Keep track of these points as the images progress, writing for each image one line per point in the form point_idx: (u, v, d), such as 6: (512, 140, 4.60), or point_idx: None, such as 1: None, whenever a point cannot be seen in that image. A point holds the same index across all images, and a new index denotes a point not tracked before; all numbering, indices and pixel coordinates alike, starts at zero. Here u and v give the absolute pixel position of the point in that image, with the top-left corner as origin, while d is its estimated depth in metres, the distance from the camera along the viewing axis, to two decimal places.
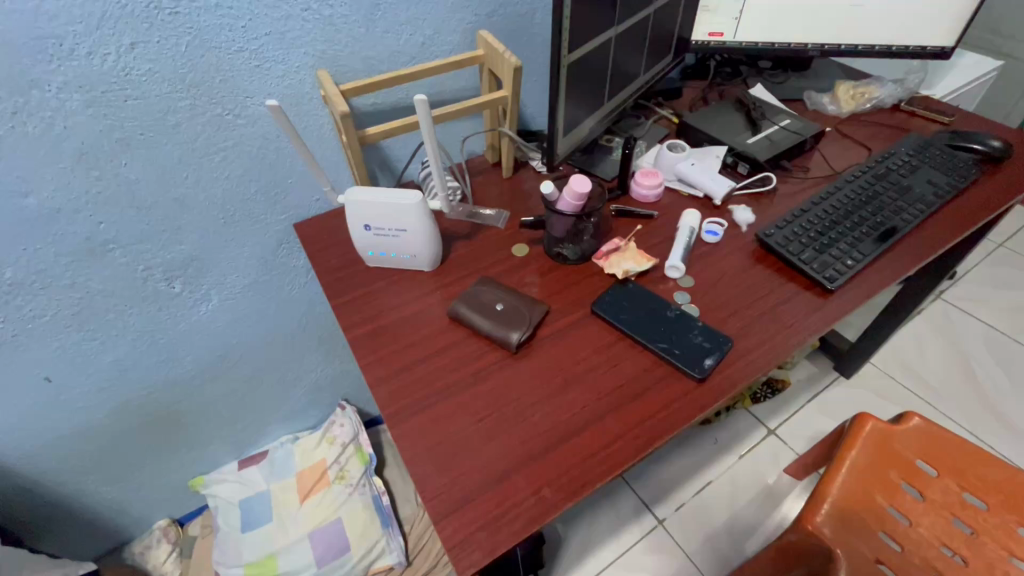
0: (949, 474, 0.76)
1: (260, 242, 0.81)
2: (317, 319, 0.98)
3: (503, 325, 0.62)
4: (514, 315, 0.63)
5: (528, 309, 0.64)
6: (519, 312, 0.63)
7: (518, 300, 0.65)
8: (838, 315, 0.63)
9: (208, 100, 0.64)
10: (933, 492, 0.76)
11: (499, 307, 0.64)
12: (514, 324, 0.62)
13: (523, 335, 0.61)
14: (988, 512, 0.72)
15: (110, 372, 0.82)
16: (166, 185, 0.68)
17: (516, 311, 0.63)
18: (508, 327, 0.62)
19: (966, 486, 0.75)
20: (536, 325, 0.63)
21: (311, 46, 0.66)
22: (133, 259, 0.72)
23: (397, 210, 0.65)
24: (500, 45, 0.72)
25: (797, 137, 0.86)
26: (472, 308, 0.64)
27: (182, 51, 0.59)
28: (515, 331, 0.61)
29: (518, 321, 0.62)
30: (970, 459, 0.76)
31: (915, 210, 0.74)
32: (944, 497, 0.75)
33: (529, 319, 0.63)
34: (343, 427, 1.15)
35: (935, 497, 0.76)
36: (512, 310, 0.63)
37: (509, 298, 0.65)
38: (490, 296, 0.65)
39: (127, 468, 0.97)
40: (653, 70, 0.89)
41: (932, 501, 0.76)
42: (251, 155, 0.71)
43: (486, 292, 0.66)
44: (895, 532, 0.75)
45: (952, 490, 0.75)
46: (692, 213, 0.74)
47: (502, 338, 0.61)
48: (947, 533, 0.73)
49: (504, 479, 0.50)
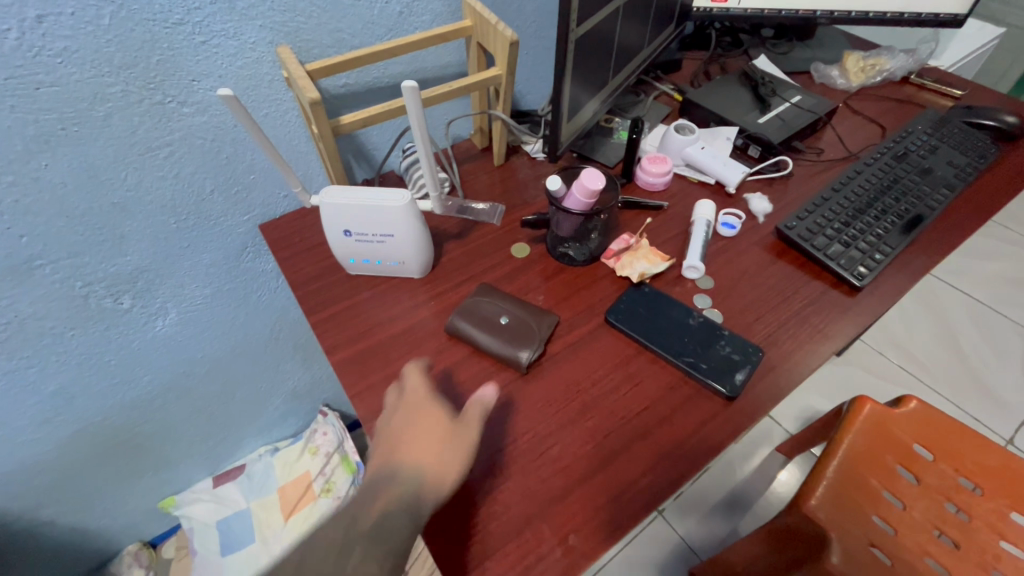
0: (946, 459, 0.75)
1: (220, 247, 0.71)
2: (291, 324, 0.89)
3: (512, 344, 0.55)
4: (523, 329, 0.56)
5: (537, 321, 0.57)
6: (529, 325, 0.57)
7: (525, 312, 0.58)
8: (869, 316, 0.59)
9: (144, 85, 0.53)
10: (929, 477, 0.75)
11: (504, 320, 0.57)
12: (525, 341, 0.55)
13: (533, 354, 0.54)
14: (983, 498, 0.71)
15: (54, 401, 0.72)
16: (101, 188, 0.57)
17: (525, 324, 0.57)
18: (517, 345, 0.55)
19: (962, 470, 0.73)
20: (547, 339, 0.57)
21: (267, 17, 0.55)
22: (68, 275, 0.61)
23: (382, 214, 0.56)
24: (491, 15, 0.62)
25: (810, 116, 0.80)
26: (474, 320, 0.57)
27: (106, 25, 0.48)
28: (526, 349, 0.55)
29: (529, 336, 0.56)
30: (966, 445, 0.74)
31: (939, 195, 0.70)
32: (939, 482, 0.74)
33: (540, 333, 0.56)
34: (326, 436, 1.07)
35: (931, 481, 0.74)
36: (520, 324, 0.57)
37: (515, 309, 0.58)
38: (494, 308, 0.58)
39: (86, 497, 0.87)
40: (655, 41, 0.81)
41: (928, 485, 0.74)
42: (203, 149, 0.61)
43: (489, 304, 0.58)
44: (889, 515, 0.74)
45: (948, 475, 0.74)
46: (707, 204, 0.68)
47: (511, 361, 0.54)
48: (941, 518, 0.72)
49: (523, 529, 0.45)
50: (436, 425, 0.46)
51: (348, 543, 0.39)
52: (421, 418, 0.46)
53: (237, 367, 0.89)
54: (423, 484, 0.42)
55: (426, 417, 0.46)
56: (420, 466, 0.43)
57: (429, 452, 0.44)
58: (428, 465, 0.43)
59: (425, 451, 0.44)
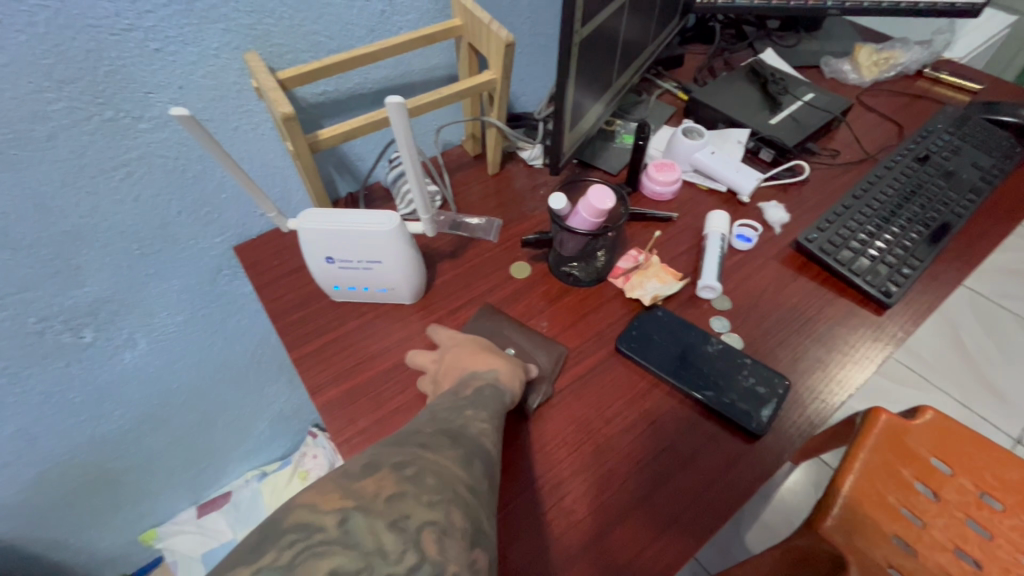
0: (964, 473, 0.73)
1: (192, 272, 0.65)
2: (274, 346, 0.83)
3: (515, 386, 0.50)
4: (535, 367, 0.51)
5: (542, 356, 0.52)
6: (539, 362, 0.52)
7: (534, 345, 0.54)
8: (899, 337, 0.55)
9: (92, 100, 0.47)
10: (948, 492, 0.73)
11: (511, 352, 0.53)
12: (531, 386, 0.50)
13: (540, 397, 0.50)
14: (1004, 513, 0.70)
15: (13, 444, 0.66)
16: (50, 216, 0.51)
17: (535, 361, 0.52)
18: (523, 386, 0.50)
19: (982, 486, 0.72)
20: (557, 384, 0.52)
21: (231, 19, 0.49)
22: (19, 311, 0.55)
23: (368, 240, 0.50)
24: (483, 13, 0.56)
25: (824, 116, 0.75)
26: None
27: (41, 33, 0.42)
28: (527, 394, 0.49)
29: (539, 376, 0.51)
30: (982, 458, 0.73)
31: (966, 201, 0.65)
32: (959, 497, 0.72)
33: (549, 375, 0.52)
34: (316, 460, 1.01)
35: (950, 496, 0.73)
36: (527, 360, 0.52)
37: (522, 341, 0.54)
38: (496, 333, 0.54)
39: (58, 537, 0.81)
40: (660, 36, 0.75)
41: (946, 501, 0.72)
42: (166, 168, 0.54)
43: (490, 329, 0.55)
44: (909, 534, 0.71)
45: (967, 490, 0.72)
46: (721, 216, 0.63)
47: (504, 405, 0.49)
48: (962, 536, 0.70)
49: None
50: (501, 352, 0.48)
51: (458, 405, 0.37)
52: (485, 347, 0.48)
53: (217, 393, 0.83)
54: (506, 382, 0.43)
55: (489, 347, 0.48)
56: (498, 369, 0.44)
57: (502, 364, 0.46)
58: (507, 369, 0.45)
59: (500, 362, 0.46)
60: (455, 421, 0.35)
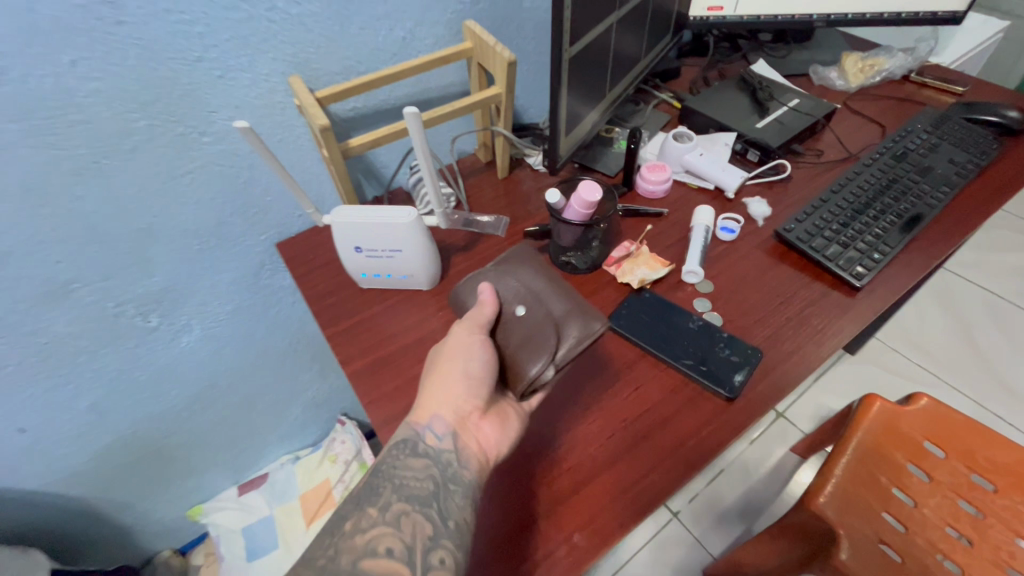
0: (956, 456, 0.81)
1: (240, 266, 0.75)
2: (308, 336, 0.93)
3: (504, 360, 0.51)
4: (535, 342, 0.50)
5: (560, 316, 0.50)
6: (536, 337, 0.50)
7: (547, 294, 0.52)
8: (869, 315, 0.60)
9: (167, 119, 0.57)
10: (940, 474, 0.80)
11: (521, 312, 0.51)
12: (523, 360, 0.49)
13: (544, 367, 0.48)
14: (995, 494, 0.77)
15: (88, 416, 0.76)
16: (128, 216, 0.61)
17: (537, 328, 0.50)
18: (530, 355, 0.49)
19: (974, 468, 0.79)
20: (558, 353, 0.49)
21: (280, 50, 0.59)
22: (101, 296, 0.66)
23: (391, 231, 0.59)
24: (490, 37, 0.65)
25: (808, 119, 0.81)
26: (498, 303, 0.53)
27: (131, 66, 0.52)
28: (519, 373, 0.49)
29: (531, 347, 0.50)
30: (974, 442, 0.81)
31: (940, 192, 0.70)
32: (951, 479, 0.79)
33: (552, 342, 0.49)
34: (344, 444, 1.09)
35: (942, 478, 0.80)
36: (519, 328, 0.51)
37: (536, 290, 0.52)
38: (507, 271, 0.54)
39: (119, 505, 0.92)
40: (652, 52, 0.83)
41: (939, 482, 0.79)
42: (222, 175, 0.64)
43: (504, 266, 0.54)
44: (900, 512, 0.77)
45: (959, 472, 0.80)
46: (706, 210, 0.69)
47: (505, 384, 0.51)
48: (955, 515, 0.77)
49: (534, 525, 0.47)
50: (446, 371, 0.50)
51: (342, 521, 0.42)
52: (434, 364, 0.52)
53: (258, 379, 0.92)
54: (449, 425, 0.48)
55: (443, 355, 0.51)
56: (434, 406, 0.49)
57: (440, 397, 0.49)
58: (445, 409, 0.49)
59: (441, 395, 0.49)
60: (327, 553, 0.40)
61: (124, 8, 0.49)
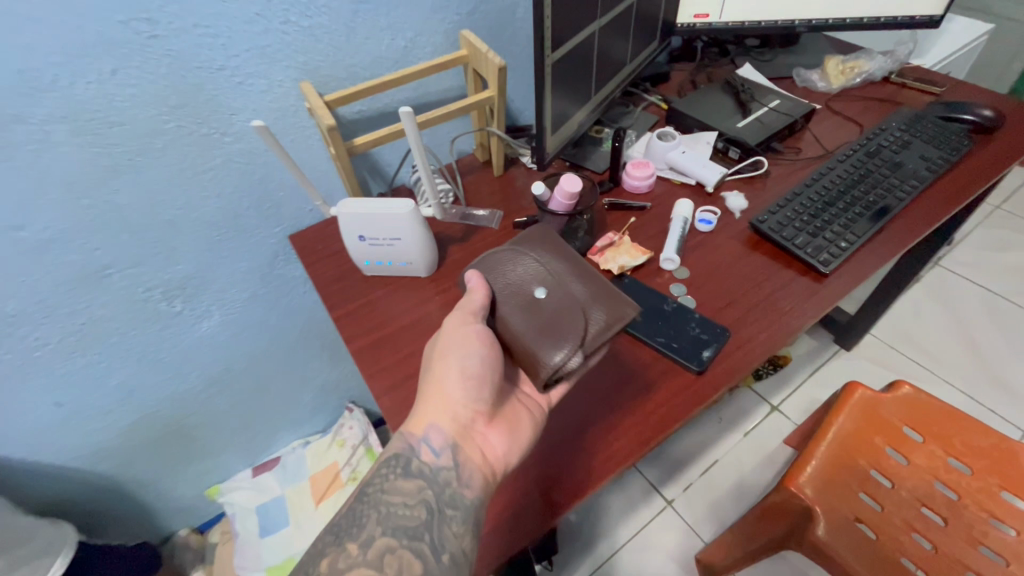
0: (934, 441, 0.83)
1: (256, 256, 0.82)
2: (318, 324, 0.99)
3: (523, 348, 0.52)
4: (564, 326, 0.52)
5: (585, 308, 0.52)
6: (563, 321, 0.52)
7: (567, 280, 0.54)
8: (833, 298, 0.65)
9: (193, 120, 0.64)
10: (917, 457, 0.83)
11: (541, 295, 0.54)
12: (548, 345, 0.51)
13: (568, 356, 0.50)
14: (971, 476, 0.80)
15: (117, 393, 0.83)
16: (158, 208, 0.68)
17: (561, 313, 0.52)
18: (554, 344, 0.51)
19: (950, 452, 0.82)
20: (587, 335, 0.51)
21: (292, 59, 0.66)
22: (132, 281, 0.73)
23: (390, 221, 0.65)
24: (483, 45, 0.71)
25: (787, 118, 0.85)
26: (514, 286, 0.55)
27: (163, 73, 0.59)
28: (543, 361, 0.50)
29: (555, 335, 0.51)
30: (953, 427, 0.84)
31: (909, 186, 0.74)
32: (928, 462, 0.82)
33: (581, 327, 0.51)
34: (352, 429, 1.15)
35: (919, 461, 0.83)
36: (544, 312, 0.53)
37: (557, 275, 0.55)
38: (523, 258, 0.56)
39: (143, 480, 0.99)
40: (639, 57, 0.88)
41: (916, 465, 0.82)
42: (241, 171, 0.71)
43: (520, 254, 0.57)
44: (876, 492, 0.81)
45: (937, 456, 0.82)
46: (685, 203, 0.74)
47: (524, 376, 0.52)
48: (930, 496, 0.80)
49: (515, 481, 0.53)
50: (443, 372, 0.53)
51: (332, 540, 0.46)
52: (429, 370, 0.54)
53: (271, 364, 0.99)
54: (446, 439, 0.51)
55: (443, 357, 0.53)
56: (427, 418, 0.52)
57: (438, 408, 0.52)
58: (443, 421, 0.52)
59: (438, 406, 0.52)
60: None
61: (158, 23, 0.56)
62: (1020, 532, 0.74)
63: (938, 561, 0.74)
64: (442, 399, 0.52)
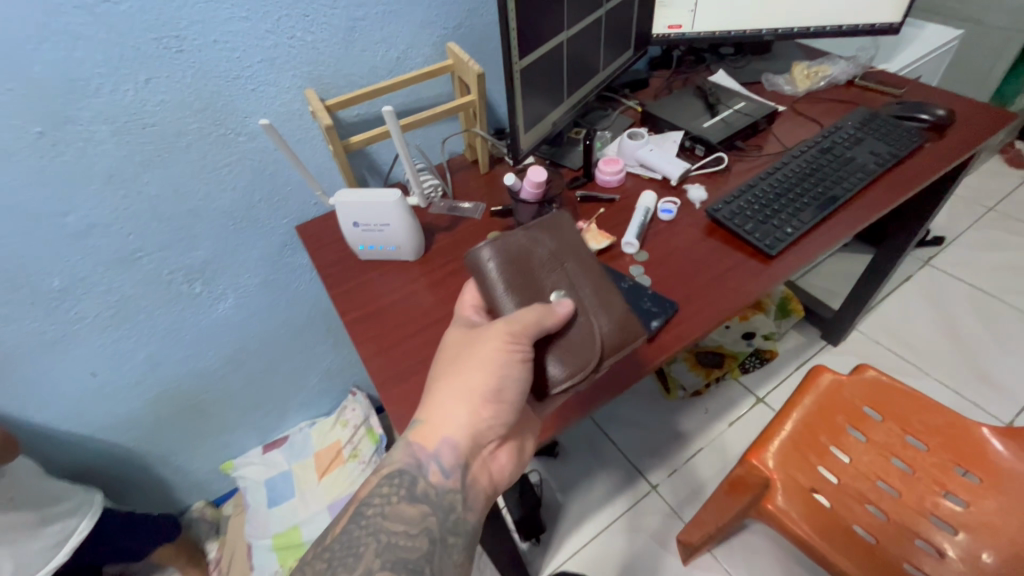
0: (892, 419, 0.88)
1: (267, 245, 0.92)
2: (323, 310, 1.09)
3: (539, 359, 0.57)
4: (579, 343, 0.57)
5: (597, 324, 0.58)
6: (579, 337, 0.58)
7: (584, 294, 0.60)
8: (778, 276, 0.71)
9: (213, 122, 0.74)
10: (876, 434, 0.88)
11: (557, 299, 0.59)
12: (560, 358, 0.57)
13: (577, 373, 0.56)
14: (925, 452, 0.85)
15: (144, 366, 0.93)
16: (182, 199, 0.79)
17: (577, 327, 0.58)
18: (568, 357, 0.57)
19: (907, 430, 0.87)
20: (602, 356, 0.58)
21: (298, 70, 0.76)
22: (159, 264, 0.83)
23: (379, 209, 0.74)
24: (465, 54, 0.81)
25: (749, 119, 0.92)
26: (530, 291, 0.60)
27: (188, 82, 0.69)
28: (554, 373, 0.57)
29: (571, 351, 0.57)
30: (911, 407, 0.88)
31: (856, 178, 0.81)
32: (885, 439, 0.87)
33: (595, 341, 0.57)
34: (355, 411, 1.24)
35: (877, 438, 0.88)
36: (563, 324, 0.58)
37: (578, 288, 0.60)
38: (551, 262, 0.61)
39: (165, 451, 1.09)
40: (612, 65, 0.96)
41: (874, 441, 0.88)
42: (253, 167, 0.81)
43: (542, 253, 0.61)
44: (834, 466, 0.86)
45: (894, 433, 0.88)
46: (648, 195, 0.82)
47: (530, 386, 0.58)
48: (886, 470, 0.85)
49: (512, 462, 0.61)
50: (469, 389, 0.56)
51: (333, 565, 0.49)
52: (453, 384, 0.56)
53: (281, 347, 1.08)
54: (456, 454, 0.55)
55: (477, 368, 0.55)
56: (442, 427, 0.56)
57: (455, 423, 0.56)
58: (456, 436, 0.55)
59: (456, 423, 0.56)
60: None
61: (185, 40, 0.66)
62: (969, 504, 0.79)
63: (887, 527, 0.79)
64: (462, 418, 0.56)
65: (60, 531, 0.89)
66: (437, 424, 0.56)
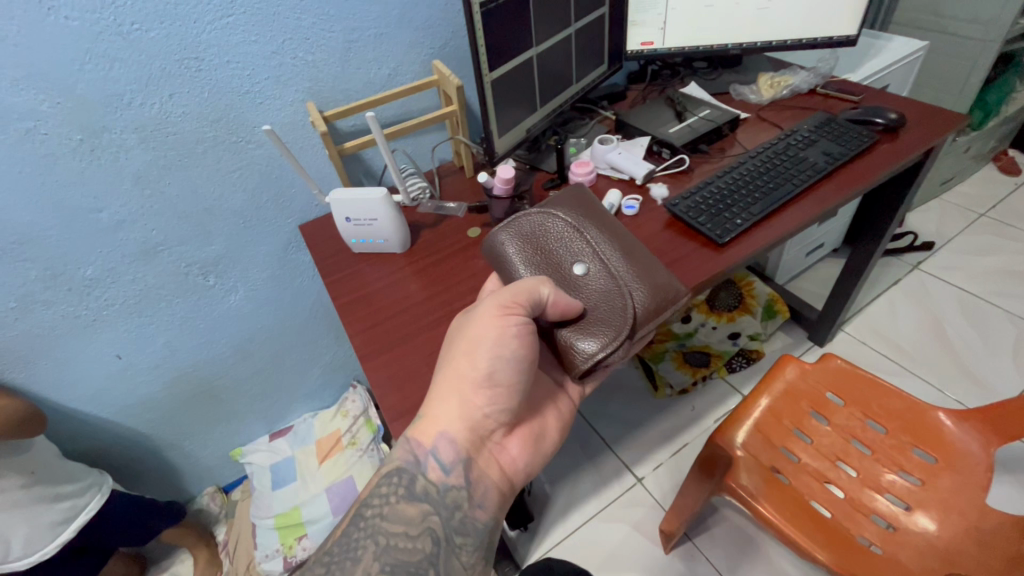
0: (853, 404, 0.92)
1: (273, 242, 1.02)
2: (325, 305, 1.18)
3: (573, 335, 0.65)
4: (610, 312, 0.66)
5: (630, 297, 0.66)
6: (613, 306, 0.66)
7: (610, 265, 0.69)
8: (724, 262, 0.78)
9: (227, 132, 0.85)
10: (838, 418, 0.92)
11: (581, 271, 0.69)
12: (592, 330, 0.65)
13: (609, 340, 0.64)
14: (885, 435, 0.89)
15: (162, 352, 1.03)
16: (198, 199, 0.89)
17: (610, 298, 0.67)
18: (603, 326, 0.65)
19: (868, 414, 0.91)
20: (637, 323, 0.66)
21: (300, 86, 0.87)
22: (178, 257, 0.94)
23: (368, 206, 0.84)
24: (447, 71, 0.92)
25: (713, 124, 1.00)
26: (555, 265, 0.70)
27: (206, 97, 0.81)
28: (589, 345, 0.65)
29: (604, 318, 0.66)
30: (873, 393, 0.92)
31: (806, 175, 0.87)
32: (846, 422, 0.91)
33: (625, 308, 0.66)
34: (355, 402, 1.33)
35: (838, 421, 0.92)
36: (593, 296, 0.67)
37: (605, 262, 0.69)
38: (570, 233, 0.72)
39: (179, 435, 1.18)
40: (586, 78, 1.06)
41: (837, 425, 0.91)
42: (260, 171, 0.92)
43: (560, 226, 0.72)
44: (795, 446, 0.90)
45: (855, 417, 0.91)
46: (614, 192, 0.90)
47: (565, 362, 0.66)
48: (846, 452, 0.89)
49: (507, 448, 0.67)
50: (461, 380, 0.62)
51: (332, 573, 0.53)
52: (449, 380, 0.62)
53: (286, 339, 1.18)
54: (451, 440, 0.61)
55: (470, 354, 0.62)
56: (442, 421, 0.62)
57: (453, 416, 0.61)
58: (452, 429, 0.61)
59: (449, 415, 0.61)
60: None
61: (203, 60, 0.77)
62: (923, 482, 0.83)
63: (844, 504, 0.83)
64: (459, 409, 0.62)
65: (68, 508, 0.97)
66: (436, 420, 0.61)
